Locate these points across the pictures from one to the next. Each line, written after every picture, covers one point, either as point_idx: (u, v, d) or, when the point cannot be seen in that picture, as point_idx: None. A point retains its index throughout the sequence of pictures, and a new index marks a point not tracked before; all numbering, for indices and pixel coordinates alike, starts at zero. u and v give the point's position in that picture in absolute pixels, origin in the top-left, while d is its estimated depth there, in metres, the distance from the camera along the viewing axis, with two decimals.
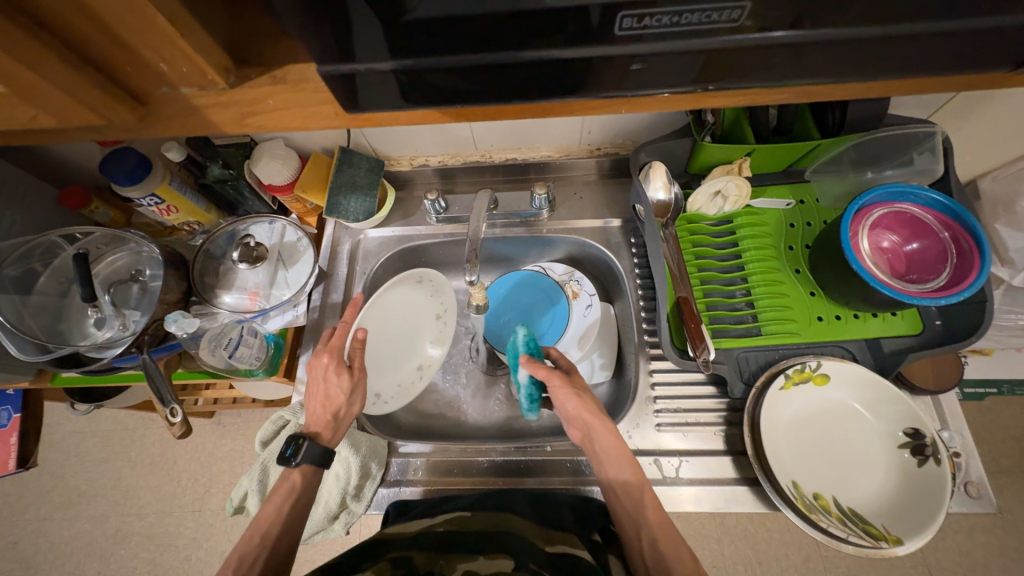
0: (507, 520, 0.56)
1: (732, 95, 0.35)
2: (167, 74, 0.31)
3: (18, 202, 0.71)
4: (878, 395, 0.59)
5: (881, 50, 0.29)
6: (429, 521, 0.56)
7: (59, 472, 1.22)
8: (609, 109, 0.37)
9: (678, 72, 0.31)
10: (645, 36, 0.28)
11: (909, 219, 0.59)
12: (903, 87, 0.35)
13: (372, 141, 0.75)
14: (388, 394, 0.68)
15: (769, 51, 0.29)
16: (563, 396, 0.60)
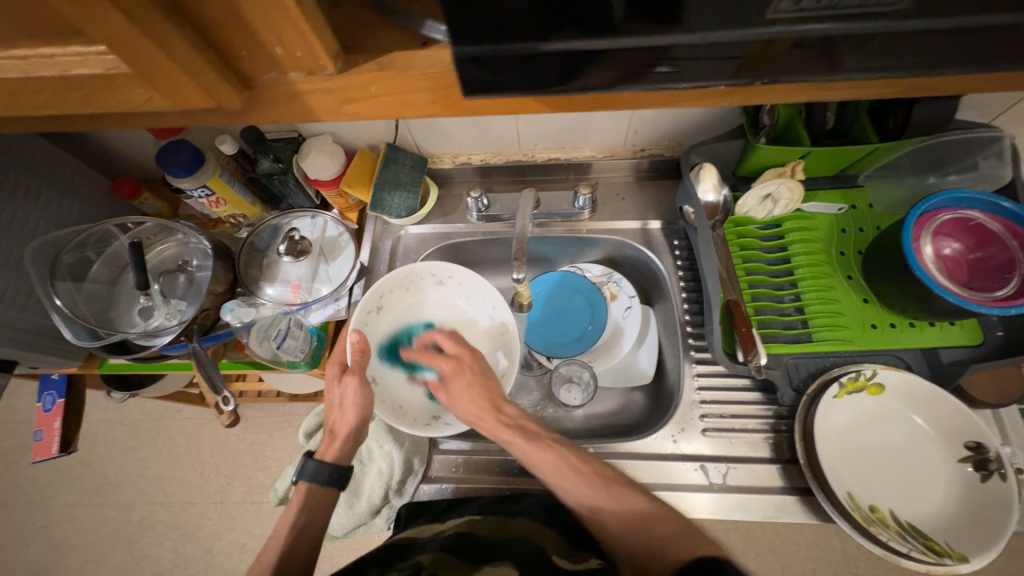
0: (515, 525, 0.55)
1: (793, 87, 0.37)
2: (279, 58, 0.33)
3: (75, 191, 0.73)
4: (939, 406, 0.57)
5: (940, 43, 0.30)
6: (442, 526, 0.56)
7: (87, 459, 1.24)
8: (672, 97, 0.37)
9: (763, 61, 0.32)
10: (746, 18, 0.29)
11: (974, 227, 0.57)
12: (963, 82, 0.36)
13: (417, 137, 0.75)
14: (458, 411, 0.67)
15: (859, 39, 0.30)
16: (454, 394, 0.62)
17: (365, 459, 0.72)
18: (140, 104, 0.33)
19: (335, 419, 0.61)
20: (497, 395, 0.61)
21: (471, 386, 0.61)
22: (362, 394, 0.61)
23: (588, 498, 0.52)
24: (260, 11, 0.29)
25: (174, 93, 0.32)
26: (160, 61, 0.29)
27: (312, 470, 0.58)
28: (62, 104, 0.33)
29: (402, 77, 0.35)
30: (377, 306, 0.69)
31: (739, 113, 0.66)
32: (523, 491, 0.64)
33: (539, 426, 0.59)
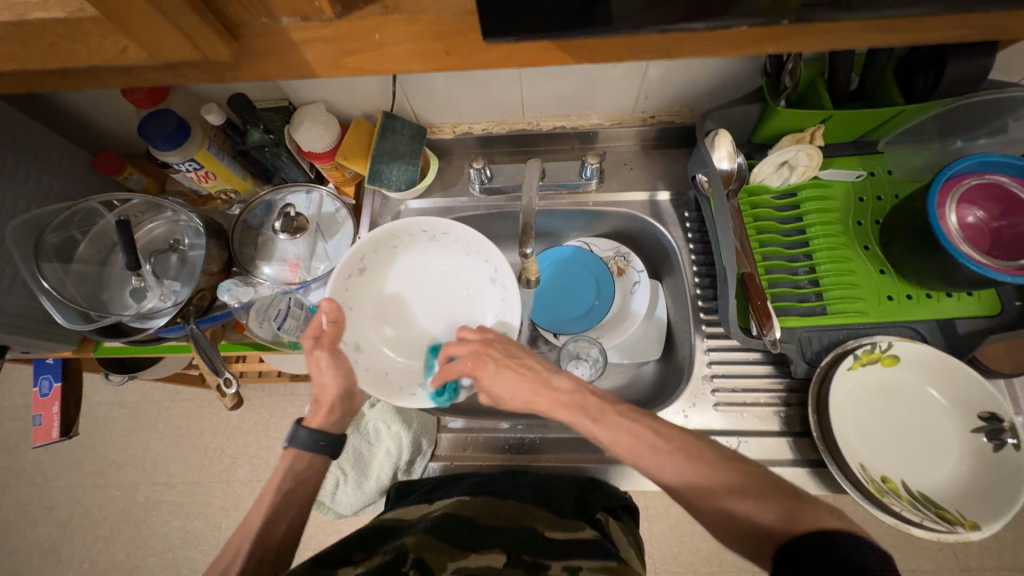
0: (508, 510, 0.53)
1: (817, 34, 0.34)
2: (269, 3, 0.31)
3: (55, 167, 0.70)
4: (952, 378, 0.56)
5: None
6: (431, 507, 0.54)
7: (88, 441, 1.23)
8: (678, 49, 0.36)
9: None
10: None
11: (1001, 193, 0.55)
12: (993, 27, 0.34)
13: (416, 105, 0.71)
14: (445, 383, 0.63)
15: None
16: (491, 379, 0.55)
17: (372, 438, 0.72)
18: (113, 57, 0.32)
19: (318, 389, 0.58)
20: (540, 373, 0.56)
21: (501, 374, 0.55)
22: (343, 365, 0.58)
23: (663, 472, 0.48)
24: None
25: (155, 39, 0.30)
26: (136, 4, 0.27)
27: (303, 439, 0.57)
28: (26, 57, 0.32)
29: (407, 23, 0.32)
30: (361, 266, 0.63)
31: (759, 74, 0.63)
32: (533, 467, 0.64)
33: (597, 397, 0.54)
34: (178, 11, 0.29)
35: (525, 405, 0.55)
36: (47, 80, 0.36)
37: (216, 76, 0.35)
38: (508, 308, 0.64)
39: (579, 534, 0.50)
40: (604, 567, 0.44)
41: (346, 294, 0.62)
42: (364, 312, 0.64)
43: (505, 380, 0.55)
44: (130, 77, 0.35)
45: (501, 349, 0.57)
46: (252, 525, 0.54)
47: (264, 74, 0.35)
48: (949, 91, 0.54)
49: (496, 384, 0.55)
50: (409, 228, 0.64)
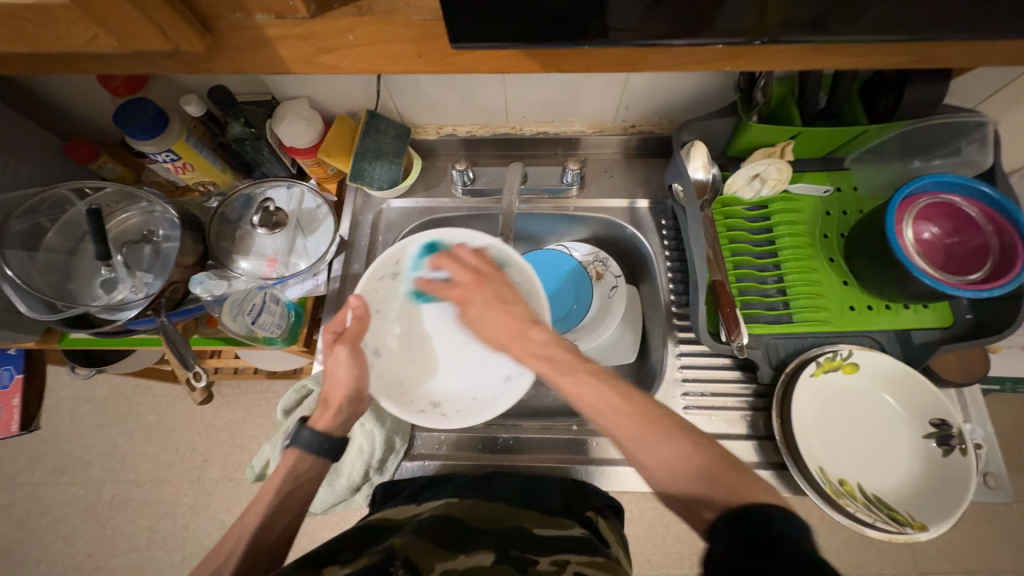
0: (493, 510, 0.53)
1: (778, 54, 0.36)
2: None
3: (24, 152, 0.68)
4: (906, 386, 0.59)
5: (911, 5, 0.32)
6: (419, 509, 0.54)
7: (51, 437, 1.19)
8: (646, 63, 0.37)
9: None
10: None
11: (952, 212, 0.59)
12: (940, 55, 0.37)
13: (400, 104, 0.71)
14: (458, 408, 0.62)
15: None
16: (482, 310, 0.62)
17: (345, 437, 0.69)
18: (81, 43, 0.31)
19: (330, 385, 0.59)
20: (522, 320, 0.60)
21: (489, 307, 0.62)
22: (357, 363, 0.60)
23: (620, 429, 0.48)
24: None
25: (128, 31, 0.30)
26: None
27: (306, 440, 0.55)
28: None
29: (383, 28, 0.33)
30: (394, 270, 0.65)
31: (733, 89, 0.65)
32: (507, 467, 0.65)
33: (571, 352, 0.56)
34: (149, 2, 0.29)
35: (496, 341, 0.61)
36: (17, 65, 0.35)
37: (190, 68, 0.35)
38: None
39: (567, 531, 0.51)
40: (593, 560, 0.46)
41: (376, 294, 0.64)
42: (390, 316, 0.65)
43: (487, 314, 0.62)
44: (101, 65, 0.35)
45: (493, 286, 0.63)
46: (248, 525, 0.51)
47: (239, 68, 0.36)
48: (908, 113, 0.57)
49: (484, 319, 0.62)
50: (449, 238, 0.66)
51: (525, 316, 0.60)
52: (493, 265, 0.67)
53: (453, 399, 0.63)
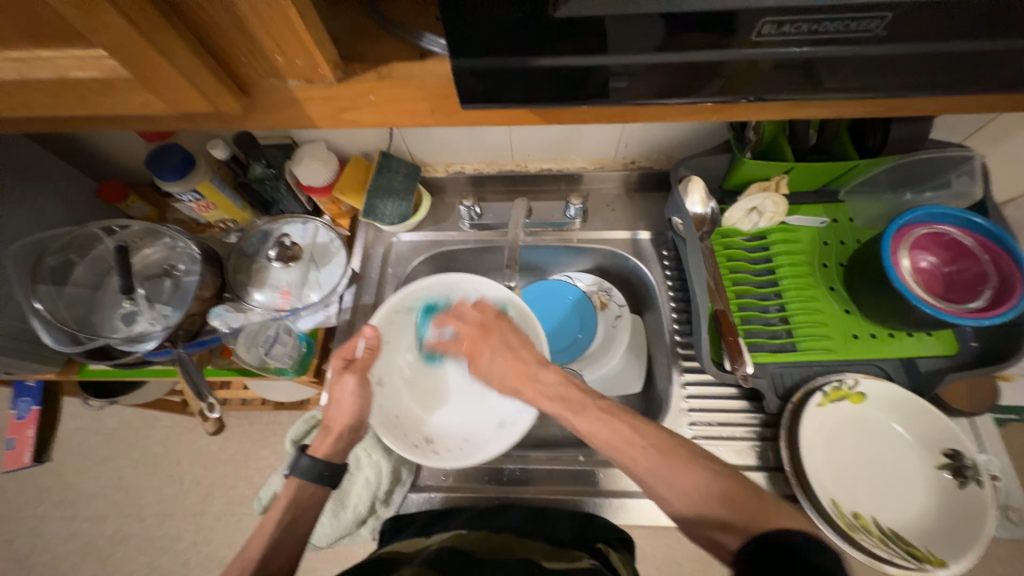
0: (501, 543, 0.53)
1: (765, 108, 0.39)
2: (280, 67, 0.35)
3: (60, 193, 0.72)
4: (915, 414, 0.59)
5: (907, 72, 0.32)
6: (427, 541, 0.54)
7: (59, 469, 1.19)
8: (642, 115, 0.40)
9: (708, 79, 0.33)
10: (766, 42, 0.30)
11: (948, 242, 0.60)
12: (923, 105, 0.39)
13: (411, 145, 0.75)
14: (451, 448, 0.63)
15: (786, 68, 0.32)
16: (494, 353, 0.62)
17: (352, 467, 0.69)
18: (134, 107, 0.35)
19: (331, 415, 0.59)
20: (529, 365, 0.60)
21: (501, 352, 0.62)
22: (362, 395, 0.60)
23: (636, 462, 0.49)
24: (263, 21, 0.31)
25: (175, 96, 0.33)
26: (160, 63, 0.30)
27: (305, 468, 0.56)
28: (57, 105, 0.34)
29: (401, 88, 0.37)
30: (408, 307, 0.68)
31: (727, 128, 0.69)
32: (514, 500, 0.64)
33: (580, 390, 0.56)
34: (198, 72, 0.32)
35: (511, 386, 0.61)
36: (72, 123, 0.39)
37: (225, 123, 0.39)
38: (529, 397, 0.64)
39: (576, 563, 0.50)
40: None
41: (389, 327, 0.67)
42: (398, 348, 0.68)
43: (499, 360, 0.62)
44: (145, 123, 0.39)
45: (503, 331, 0.63)
46: (251, 558, 0.51)
47: (269, 124, 0.39)
48: (897, 149, 0.60)
49: (497, 363, 0.62)
50: (462, 283, 0.69)
51: (534, 357, 0.61)
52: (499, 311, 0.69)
53: (447, 439, 0.64)
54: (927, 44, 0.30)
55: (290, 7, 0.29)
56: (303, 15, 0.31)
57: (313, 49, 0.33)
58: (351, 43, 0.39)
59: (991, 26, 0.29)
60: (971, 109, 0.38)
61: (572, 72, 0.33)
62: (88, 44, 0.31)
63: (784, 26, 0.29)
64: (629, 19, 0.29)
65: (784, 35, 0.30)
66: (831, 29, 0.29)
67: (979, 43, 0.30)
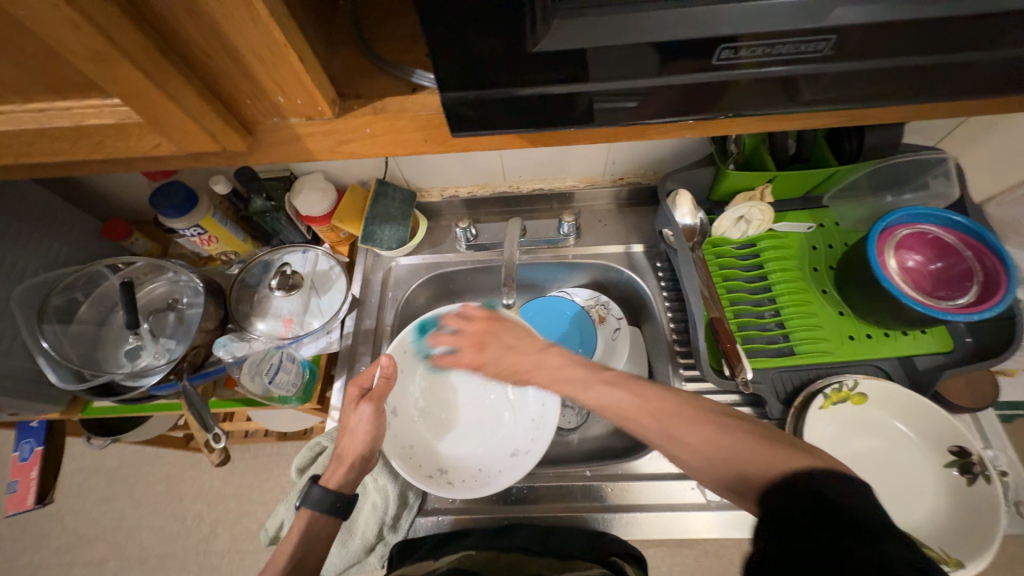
0: (508, 563, 0.53)
1: (740, 123, 0.41)
2: (283, 106, 0.37)
3: (66, 234, 0.74)
4: (917, 412, 0.59)
5: (871, 84, 0.35)
6: (437, 562, 0.54)
7: (58, 513, 1.17)
8: (624, 135, 0.42)
9: (683, 101, 0.35)
10: (729, 64, 0.32)
11: (932, 240, 0.62)
12: (890, 114, 0.41)
13: (406, 172, 0.78)
14: (463, 478, 0.65)
15: (760, 84, 0.34)
16: (497, 344, 0.64)
17: (360, 493, 0.67)
18: (145, 150, 0.37)
19: (345, 443, 0.60)
20: (530, 352, 0.61)
21: (502, 344, 0.64)
22: (377, 424, 0.60)
23: (645, 429, 0.46)
24: (267, 65, 0.33)
25: (184, 138, 0.35)
26: (170, 109, 0.32)
27: (317, 499, 0.54)
28: (74, 151, 0.36)
29: (395, 120, 0.39)
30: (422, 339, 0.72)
31: (710, 141, 0.71)
32: (523, 520, 0.63)
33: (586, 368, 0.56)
34: (206, 115, 0.35)
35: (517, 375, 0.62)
36: (84, 167, 0.41)
37: (229, 160, 0.41)
38: (541, 428, 0.67)
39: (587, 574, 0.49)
40: None
41: (403, 359, 0.70)
42: (413, 378, 0.71)
43: (502, 351, 0.64)
44: (155, 164, 0.41)
45: (502, 330, 0.64)
46: None
47: (271, 159, 0.41)
48: (874, 154, 0.62)
49: (501, 353, 0.63)
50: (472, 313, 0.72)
51: (535, 346, 0.61)
52: None
53: (459, 468, 0.66)
54: (890, 60, 0.33)
55: (292, 53, 0.32)
56: (304, 58, 0.33)
57: (314, 89, 0.35)
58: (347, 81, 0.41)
59: (943, 40, 0.31)
60: (937, 115, 0.41)
61: (556, 99, 0.35)
62: (104, 95, 0.33)
63: (743, 49, 0.31)
64: (607, 50, 0.31)
65: (745, 57, 0.32)
66: (785, 51, 0.31)
67: (934, 56, 0.32)
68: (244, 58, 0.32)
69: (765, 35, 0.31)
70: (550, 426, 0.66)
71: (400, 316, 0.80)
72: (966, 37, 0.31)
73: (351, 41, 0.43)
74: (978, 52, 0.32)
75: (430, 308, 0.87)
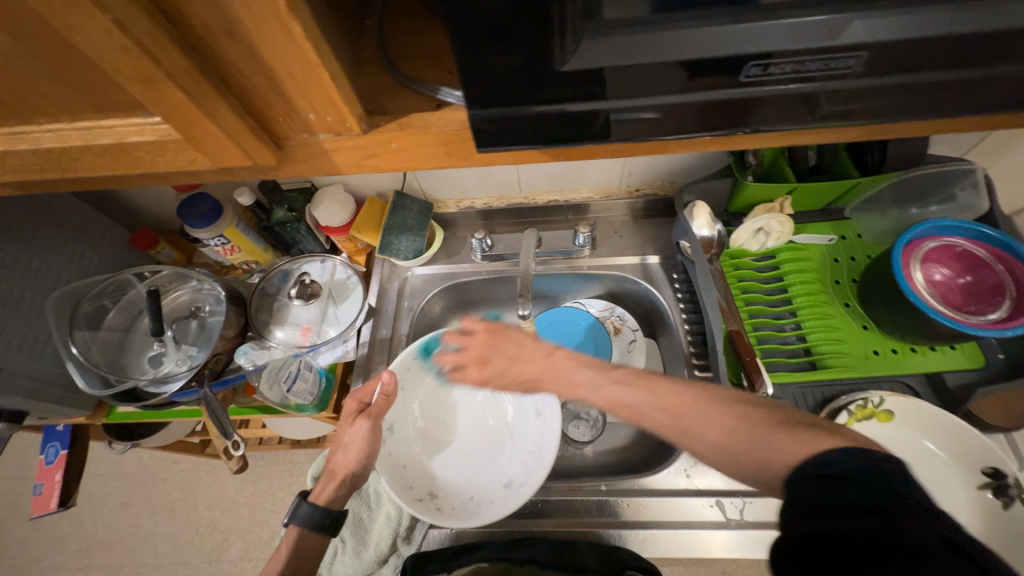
0: None
1: (761, 138, 0.41)
2: (312, 122, 0.38)
3: (97, 243, 0.77)
4: (949, 432, 0.57)
5: (899, 99, 0.34)
6: None
7: (78, 517, 1.19)
8: (643, 149, 0.42)
9: (707, 117, 0.35)
10: (755, 81, 0.32)
11: (960, 253, 0.60)
12: (919, 127, 0.40)
13: (424, 183, 0.79)
14: (455, 505, 0.64)
15: (784, 99, 0.34)
16: (502, 354, 0.61)
17: (372, 502, 0.70)
18: (181, 165, 0.38)
19: (337, 459, 0.59)
20: (541, 360, 0.59)
21: (512, 357, 0.61)
22: (371, 441, 0.60)
23: (662, 421, 0.47)
24: (300, 83, 0.34)
25: (218, 153, 0.37)
26: (208, 127, 0.34)
27: (306, 514, 0.55)
28: (115, 166, 0.38)
29: (419, 135, 0.40)
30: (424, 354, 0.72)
31: (727, 153, 0.71)
32: (536, 533, 0.62)
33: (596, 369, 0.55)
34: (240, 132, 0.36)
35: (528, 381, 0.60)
36: (121, 181, 0.43)
37: (259, 174, 0.42)
38: (537, 459, 0.65)
39: None
40: None
41: (405, 373, 0.70)
42: (413, 396, 0.71)
43: (508, 362, 0.61)
44: (188, 178, 0.42)
45: (503, 343, 0.61)
46: None
47: (298, 172, 0.42)
48: (898, 166, 0.61)
49: (508, 365, 0.61)
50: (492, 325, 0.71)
51: (538, 353, 0.59)
52: None
53: (451, 495, 0.65)
54: (923, 74, 0.32)
55: (323, 72, 0.33)
56: (333, 75, 0.34)
57: (342, 105, 0.36)
58: (372, 97, 0.42)
59: (977, 54, 0.31)
60: (969, 127, 0.40)
61: (578, 114, 0.35)
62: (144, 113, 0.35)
63: (770, 66, 0.31)
64: (633, 67, 0.32)
65: (771, 74, 0.32)
66: (814, 66, 0.31)
67: (965, 72, 0.32)
68: (279, 77, 0.33)
69: (792, 52, 0.31)
70: (548, 453, 0.64)
71: (415, 325, 0.81)
72: (1001, 52, 0.31)
73: (378, 58, 0.44)
74: (1012, 65, 0.31)
75: (445, 318, 0.88)
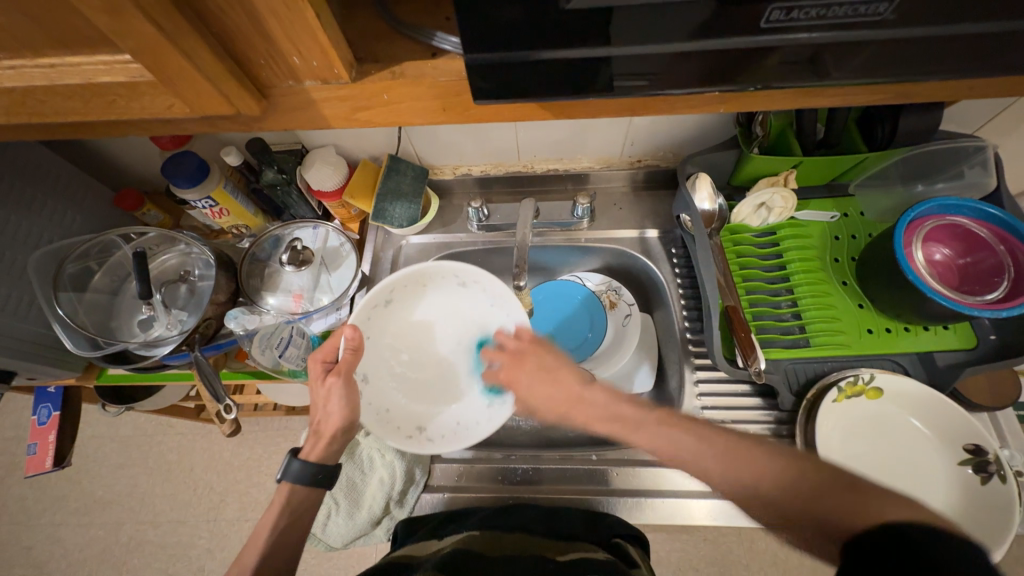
0: (511, 541, 0.55)
1: (773, 97, 0.39)
2: (297, 68, 0.36)
3: (79, 202, 0.74)
4: (934, 409, 0.58)
5: (925, 53, 0.32)
6: (441, 544, 0.55)
7: (76, 476, 1.21)
8: (649, 108, 0.40)
9: (720, 71, 0.33)
10: (774, 28, 0.30)
11: (962, 233, 0.59)
12: (937, 90, 0.38)
13: (419, 148, 0.76)
14: (448, 433, 0.61)
15: (800, 51, 0.32)
16: (536, 377, 0.58)
17: (365, 468, 0.70)
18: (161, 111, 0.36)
19: (320, 418, 0.56)
20: (573, 385, 0.56)
21: (545, 376, 0.58)
22: (349, 398, 0.56)
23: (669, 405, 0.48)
24: (283, 23, 0.32)
25: (197, 99, 0.35)
26: (184, 68, 0.32)
27: (296, 473, 0.55)
28: (87, 111, 0.36)
29: (413, 86, 0.37)
30: (386, 297, 0.62)
31: (734, 124, 0.69)
32: (527, 499, 0.64)
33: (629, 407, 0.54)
34: (220, 77, 0.34)
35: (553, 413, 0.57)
36: (99, 129, 0.41)
37: (243, 125, 0.40)
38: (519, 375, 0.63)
39: (592, 558, 0.51)
40: None
41: (367, 322, 0.60)
42: (381, 340, 0.62)
43: (540, 385, 0.58)
44: (168, 127, 0.40)
45: (544, 360, 0.59)
46: (247, 561, 0.53)
47: (285, 125, 0.40)
48: (907, 141, 0.59)
49: (540, 389, 0.57)
50: (445, 270, 0.62)
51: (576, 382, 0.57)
52: (480, 291, 0.64)
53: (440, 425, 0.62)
54: (947, 28, 0.30)
55: (309, 11, 0.30)
56: (319, 14, 0.31)
57: (329, 50, 0.34)
58: (363, 45, 0.40)
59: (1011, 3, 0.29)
60: (988, 92, 0.38)
61: (582, 64, 0.33)
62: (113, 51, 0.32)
63: (795, 10, 0.29)
64: (642, 10, 0.30)
65: (795, 20, 0.30)
66: (840, 12, 0.29)
67: (993, 24, 0.30)
68: (260, 17, 0.31)
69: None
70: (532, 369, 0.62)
71: None
72: None
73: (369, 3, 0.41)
74: None
75: None
